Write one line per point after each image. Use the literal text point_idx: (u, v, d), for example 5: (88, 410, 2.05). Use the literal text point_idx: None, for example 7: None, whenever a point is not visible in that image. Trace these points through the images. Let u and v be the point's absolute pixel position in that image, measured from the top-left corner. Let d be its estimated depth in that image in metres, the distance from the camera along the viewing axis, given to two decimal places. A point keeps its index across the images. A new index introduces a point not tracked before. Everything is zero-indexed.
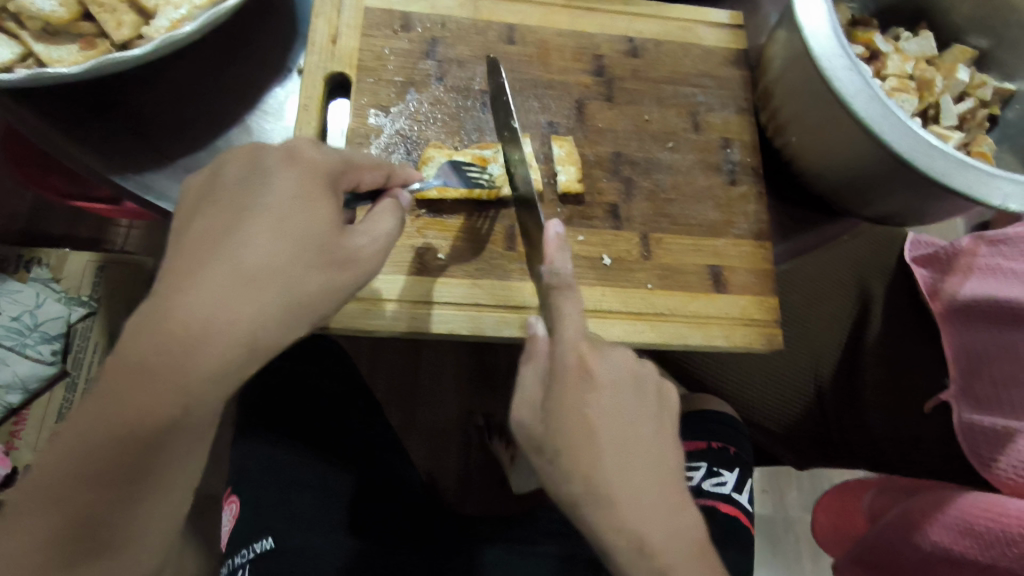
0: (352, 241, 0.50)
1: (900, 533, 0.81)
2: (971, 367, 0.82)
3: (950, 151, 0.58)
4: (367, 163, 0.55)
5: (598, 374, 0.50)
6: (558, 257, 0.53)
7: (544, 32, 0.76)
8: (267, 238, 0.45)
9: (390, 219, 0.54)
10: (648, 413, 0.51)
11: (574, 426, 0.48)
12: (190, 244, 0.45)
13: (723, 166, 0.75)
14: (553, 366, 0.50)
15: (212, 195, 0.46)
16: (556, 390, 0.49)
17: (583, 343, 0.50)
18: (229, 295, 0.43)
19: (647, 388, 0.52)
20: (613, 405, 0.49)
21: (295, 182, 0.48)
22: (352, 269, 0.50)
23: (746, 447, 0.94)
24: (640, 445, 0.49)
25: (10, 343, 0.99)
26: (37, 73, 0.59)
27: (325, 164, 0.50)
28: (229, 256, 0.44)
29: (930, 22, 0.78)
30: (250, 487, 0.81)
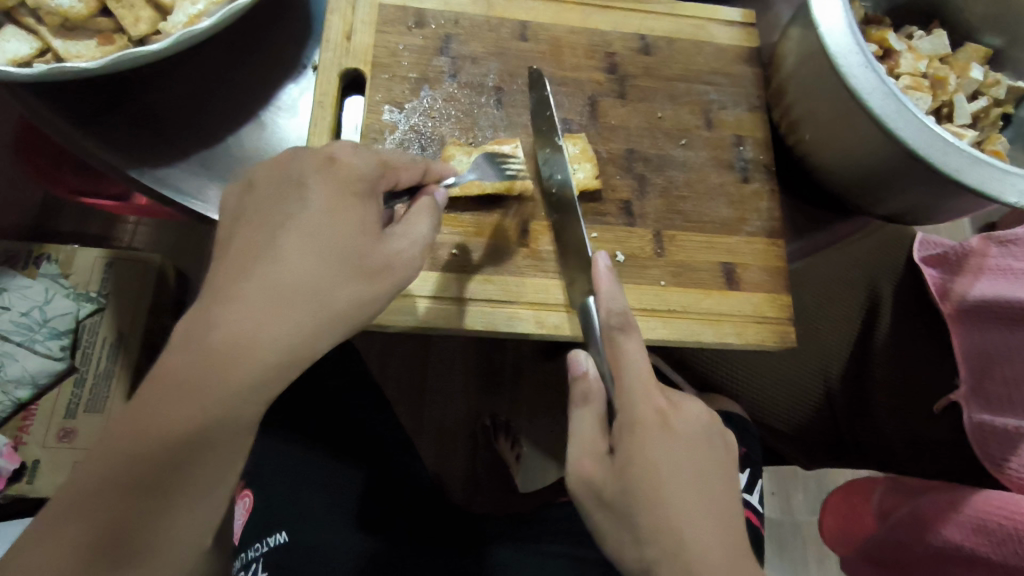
0: (388, 247, 0.50)
1: (912, 531, 0.83)
2: (982, 366, 0.81)
3: (965, 149, 0.58)
4: (402, 163, 0.55)
5: (677, 425, 0.52)
6: (612, 291, 0.58)
7: (557, 30, 0.76)
8: (299, 254, 0.46)
9: (426, 223, 0.54)
10: (721, 461, 0.53)
11: (648, 464, 0.49)
12: (231, 258, 0.46)
13: (736, 164, 0.75)
14: (629, 413, 0.52)
15: (245, 213, 0.49)
16: (634, 438, 0.50)
17: (662, 397, 0.52)
18: (266, 304, 0.44)
19: (720, 439, 0.54)
20: (688, 452, 0.51)
21: (326, 198, 0.48)
22: (385, 277, 0.50)
23: (755, 446, 0.97)
24: (711, 491, 0.50)
25: (19, 339, 1.00)
26: (55, 67, 0.60)
27: (359, 169, 0.51)
28: (265, 274, 0.45)
29: (943, 21, 0.78)
30: (262, 481, 0.82)
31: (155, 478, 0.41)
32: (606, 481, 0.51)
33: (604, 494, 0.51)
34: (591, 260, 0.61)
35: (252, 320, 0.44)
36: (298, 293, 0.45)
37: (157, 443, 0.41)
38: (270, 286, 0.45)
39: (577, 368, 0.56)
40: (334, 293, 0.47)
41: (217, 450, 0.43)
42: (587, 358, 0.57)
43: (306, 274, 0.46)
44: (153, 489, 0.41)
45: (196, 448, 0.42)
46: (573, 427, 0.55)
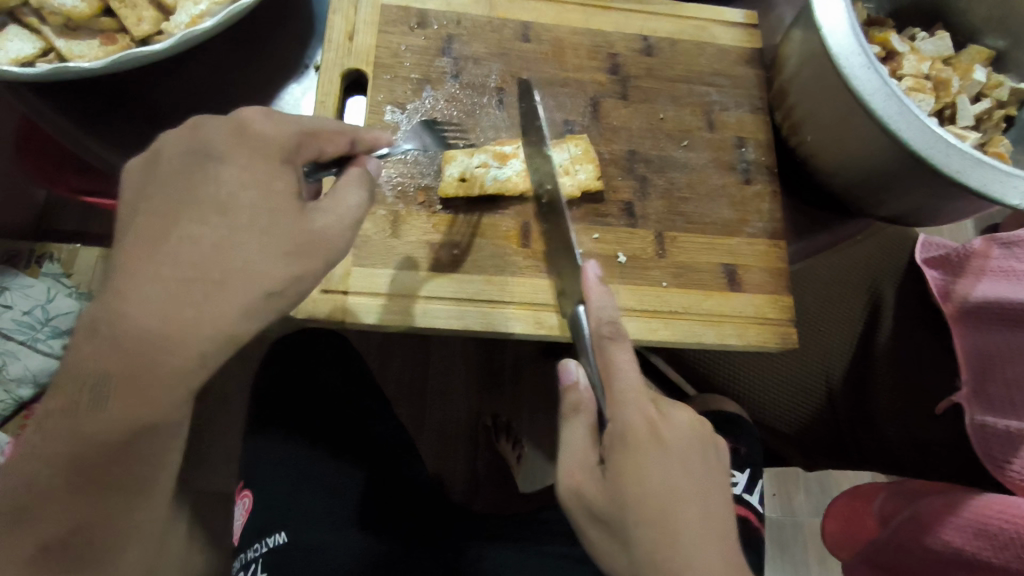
0: (316, 219, 0.49)
1: (912, 535, 0.83)
2: (983, 368, 0.81)
3: (967, 150, 0.57)
4: (328, 134, 0.53)
5: (670, 438, 0.51)
6: (603, 301, 0.58)
7: (559, 31, 0.76)
8: (224, 233, 0.46)
9: (359, 191, 0.52)
10: (715, 472, 0.52)
11: (643, 477, 0.49)
12: (155, 238, 0.46)
13: (738, 166, 0.75)
14: (621, 427, 0.51)
15: (156, 189, 0.47)
16: (627, 453, 0.50)
17: (652, 407, 0.52)
18: (206, 291, 0.45)
19: (712, 449, 0.53)
20: (683, 466, 0.50)
21: (243, 169, 0.48)
22: (318, 250, 0.49)
23: (757, 446, 0.97)
24: (709, 500, 0.50)
25: (21, 338, 1.00)
26: (57, 67, 0.60)
27: (276, 139, 0.49)
28: (187, 256, 0.45)
29: (946, 23, 0.78)
30: (260, 480, 0.82)
31: (138, 443, 0.48)
32: (599, 493, 0.51)
33: (596, 505, 0.51)
34: (581, 269, 0.61)
35: (192, 310, 0.45)
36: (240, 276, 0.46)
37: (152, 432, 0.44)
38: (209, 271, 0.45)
39: (568, 376, 0.56)
40: (268, 272, 0.47)
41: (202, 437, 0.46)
42: (578, 368, 0.56)
43: (242, 262, 0.46)
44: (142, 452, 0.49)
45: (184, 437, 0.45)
46: (564, 437, 0.55)
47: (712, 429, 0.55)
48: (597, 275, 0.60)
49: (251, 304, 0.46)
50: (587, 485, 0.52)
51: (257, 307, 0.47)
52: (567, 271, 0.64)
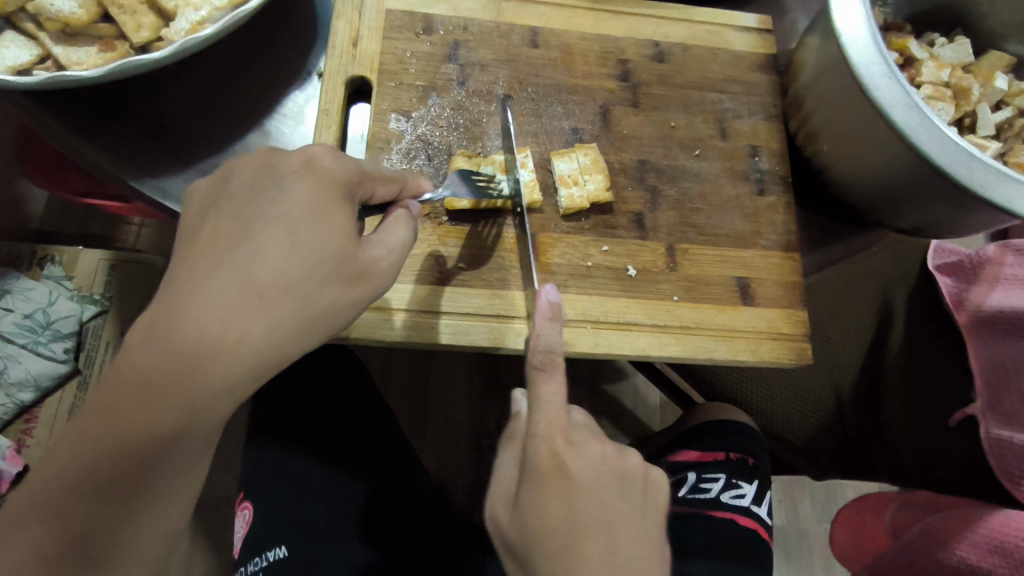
0: (369, 252, 0.49)
1: (925, 551, 0.81)
2: (999, 380, 0.80)
3: (992, 162, 0.55)
4: (382, 174, 0.53)
5: (576, 471, 0.48)
6: (547, 328, 0.57)
7: (569, 36, 0.74)
8: (276, 251, 0.45)
9: (405, 227, 0.52)
10: (632, 505, 0.49)
11: (546, 513, 0.46)
12: (205, 247, 0.44)
13: (751, 175, 0.74)
14: (528, 461, 0.49)
15: (218, 203, 0.46)
16: (536, 485, 0.47)
17: (560, 436, 0.49)
18: (234, 306, 0.43)
19: (630, 483, 0.50)
20: (588, 498, 0.47)
21: (309, 192, 0.46)
22: (366, 282, 0.49)
23: (766, 458, 0.93)
24: (624, 536, 0.46)
25: (22, 341, 0.99)
26: (54, 75, 0.59)
27: (340, 174, 0.49)
28: (237, 270, 0.44)
29: (965, 29, 0.76)
30: (261, 487, 0.81)
31: (114, 480, 0.43)
32: (511, 524, 0.47)
33: (510, 537, 0.47)
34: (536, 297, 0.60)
35: (222, 328, 0.43)
36: (276, 294, 0.44)
37: (141, 450, 0.43)
38: (245, 288, 0.43)
39: (514, 406, 0.56)
40: (310, 296, 0.46)
41: (188, 452, 0.45)
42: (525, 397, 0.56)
43: (284, 285, 0.45)
44: (111, 488, 0.44)
45: (171, 451, 0.44)
46: (497, 469, 0.53)
47: (635, 463, 0.51)
48: (550, 301, 0.59)
49: (279, 325, 0.44)
50: (504, 513, 0.49)
51: (278, 326, 0.44)
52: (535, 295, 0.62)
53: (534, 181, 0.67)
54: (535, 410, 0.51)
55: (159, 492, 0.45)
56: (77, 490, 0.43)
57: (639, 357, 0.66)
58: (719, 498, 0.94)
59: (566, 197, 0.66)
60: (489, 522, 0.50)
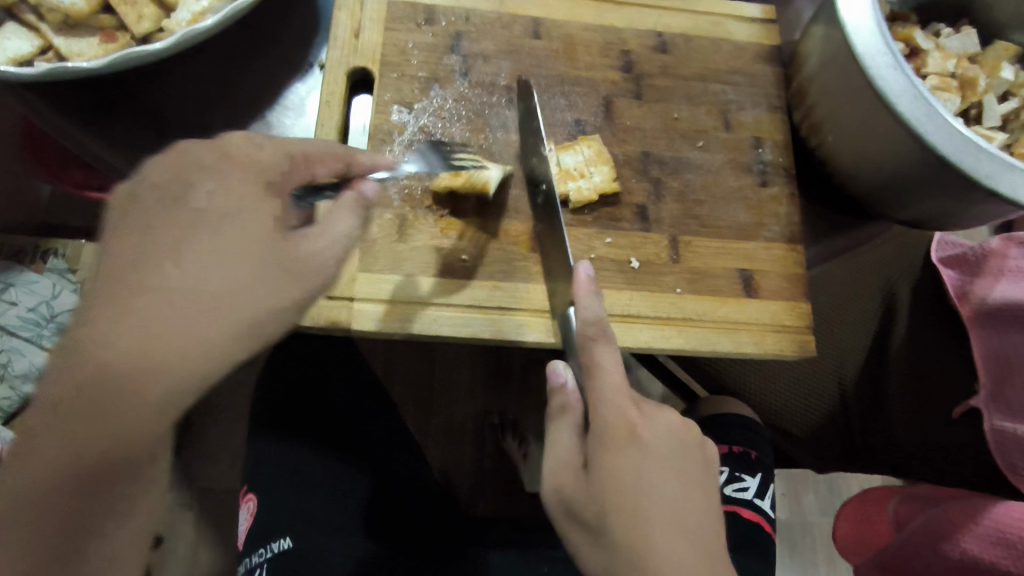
0: (303, 244, 0.46)
1: (928, 543, 0.81)
2: (1002, 373, 0.80)
3: (998, 153, 0.55)
4: (320, 157, 0.52)
5: (646, 436, 0.49)
6: (589, 302, 0.55)
7: (570, 27, 0.74)
8: (208, 253, 0.44)
9: (351, 218, 0.49)
10: (693, 473, 0.50)
11: (619, 474, 0.47)
12: (138, 252, 0.43)
13: (755, 166, 0.73)
14: (599, 425, 0.49)
15: (141, 208, 0.45)
16: (606, 450, 0.48)
17: (632, 405, 0.50)
18: (168, 312, 0.42)
19: (694, 451, 0.52)
20: (658, 465, 0.48)
21: (236, 188, 0.46)
22: (313, 276, 0.46)
23: (767, 450, 0.93)
24: (689, 495, 0.49)
25: (26, 334, 0.98)
26: (56, 66, 0.59)
27: (264, 161, 0.48)
28: (165, 276, 0.43)
29: (972, 19, 0.75)
30: (267, 481, 0.81)
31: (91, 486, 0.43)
32: (581, 492, 0.48)
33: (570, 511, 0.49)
34: (574, 268, 0.57)
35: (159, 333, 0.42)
36: (215, 296, 0.43)
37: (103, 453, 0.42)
38: (175, 292, 0.43)
39: (557, 379, 0.53)
40: (247, 295, 0.44)
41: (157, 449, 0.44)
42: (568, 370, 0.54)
43: (222, 286, 0.43)
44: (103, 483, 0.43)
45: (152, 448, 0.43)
46: (550, 437, 0.52)
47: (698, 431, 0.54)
48: (589, 276, 0.56)
49: (222, 325, 0.43)
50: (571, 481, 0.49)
51: (259, 322, 0.44)
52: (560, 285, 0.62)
53: (562, 172, 0.66)
54: (601, 380, 0.51)
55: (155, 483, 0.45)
56: (60, 484, 0.42)
57: (642, 349, 0.66)
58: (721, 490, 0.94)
59: (576, 188, 0.65)
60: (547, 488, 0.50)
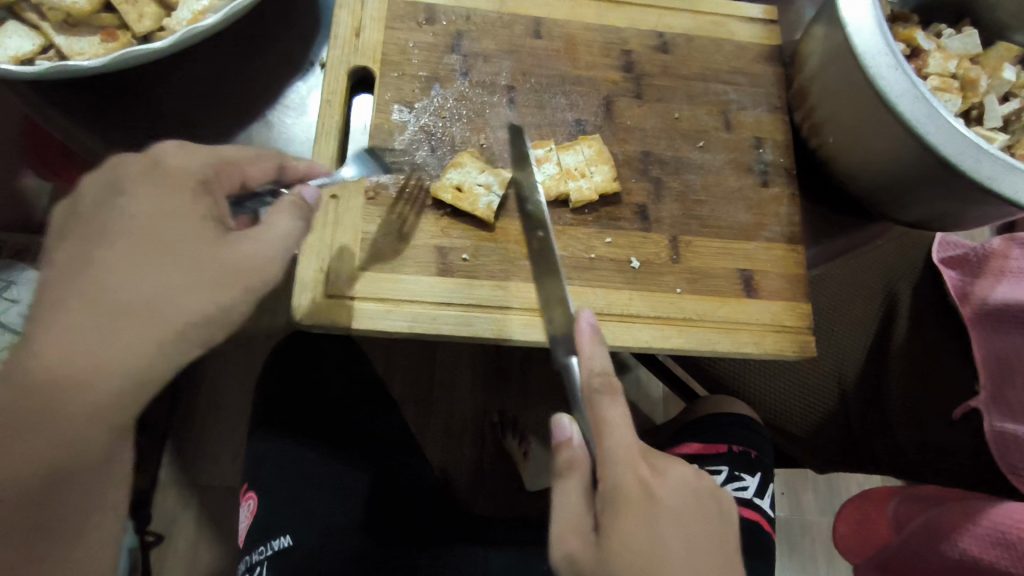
0: (237, 249, 0.46)
1: (927, 541, 0.82)
2: (1003, 374, 0.80)
3: (1001, 156, 0.55)
4: (251, 158, 0.52)
5: (660, 495, 0.49)
6: (595, 353, 0.55)
7: (571, 26, 0.74)
8: (129, 269, 0.44)
9: (288, 219, 0.49)
10: (710, 529, 0.50)
11: (634, 539, 0.47)
12: (64, 266, 0.44)
13: (755, 167, 0.73)
14: (611, 487, 0.49)
15: (73, 221, 0.46)
16: (618, 512, 0.48)
17: (642, 464, 0.50)
18: (86, 328, 0.43)
19: (710, 504, 0.51)
20: (673, 525, 0.48)
21: (160, 201, 0.45)
22: (239, 282, 0.46)
23: (768, 450, 0.93)
24: (703, 559, 0.49)
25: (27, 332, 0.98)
26: (56, 65, 0.59)
27: (187, 169, 0.47)
28: (88, 290, 0.43)
29: (974, 19, 0.75)
30: (264, 481, 0.81)
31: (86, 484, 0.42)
32: (594, 557, 0.48)
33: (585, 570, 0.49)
34: (575, 317, 0.58)
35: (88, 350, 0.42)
36: (147, 310, 0.44)
37: None
38: (96, 307, 0.43)
39: (562, 432, 0.53)
40: (170, 311, 0.44)
41: None
42: (572, 423, 0.54)
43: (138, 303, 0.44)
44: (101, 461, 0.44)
45: None
46: (559, 496, 0.53)
47: (713, 481, 0.53)
48: (592, 324, 0.57)
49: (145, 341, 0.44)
50: (582, 548, 0.49)
51: None
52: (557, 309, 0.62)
53: (560, 172, 0.66)
54: (605, 435, 0.51)
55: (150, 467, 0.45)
56: None
57: (642, 349, 0.66)
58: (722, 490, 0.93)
59: (576, 188, 0.65)
60: (561, 551, 0.51)
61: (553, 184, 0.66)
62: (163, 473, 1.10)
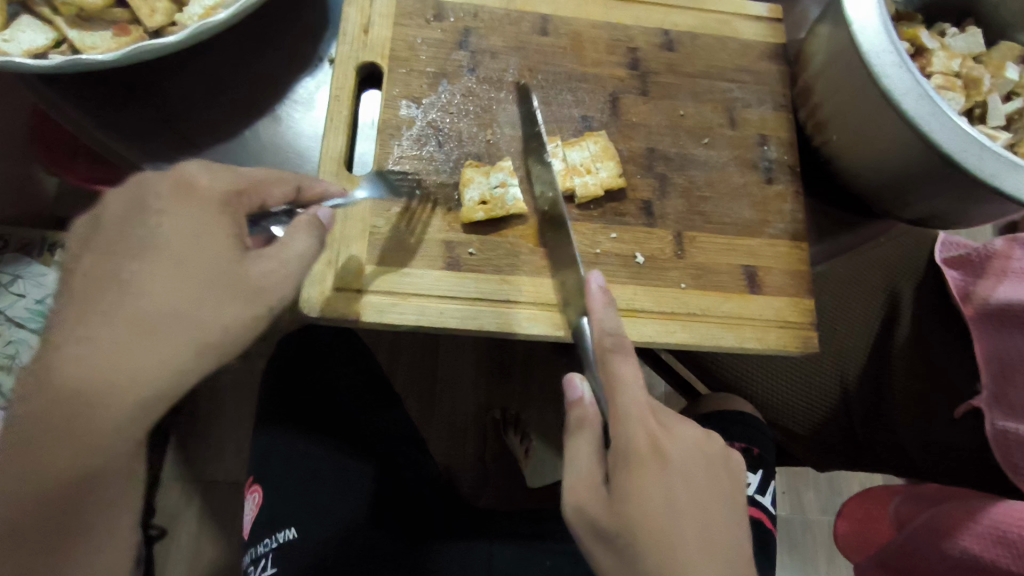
0: (258, 269, 0.46)
1: (929, 539, 0.82)
2: (1004, 373, 0.80)
3: (1004, 153, 0.55)
4: (273, 179, 0.52)
5: (671, 452, 0.50)
6: (606, 315, 0.56)
7: (579, 24, 0.75)
8: (156, 283, 0.44)
9: (308, 238, 0.49)
10: (717, 485, 0.52)
11: (648, 494, 0.48)
12: (86, 282, 0.44)
13: (760, 164, 0.74)
14: (622, 446, 0.50)
15: (97, 235, 0.46)
16: (630, 469, 0.49)
17: (654, 421, 0.51)
18: (115, 344, 0.43)
19: (717, 464, 0.53)
20: (683, 481, 0.49)
21: (187, 218, 0.45)
22: (262, 300, 0.46)
23: (770, 448, 0.92)
24: (709, 510, 0.50)
25: (34, 327, 0.96)
26: (70, 59, 0.60)
27: (216, 193, 0.47)
28: (114, 306, 0.43)
29: (978, 19, 0.75)
30: (278, 474, 0.82)
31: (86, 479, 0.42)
32: (606, 515, 0.48)
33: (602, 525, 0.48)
34: (585, 280, 0.58)
35: (108, 362, 0.43)
36: (166, 323, 0.44)
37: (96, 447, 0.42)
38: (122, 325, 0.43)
39: (574, 391, 0.54)
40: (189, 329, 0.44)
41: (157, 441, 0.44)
42: (584, 383, 0.55)
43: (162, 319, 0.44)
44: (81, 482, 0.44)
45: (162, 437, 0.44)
46: (568, 455, 0.52)
47: (720, 443, 0.55)
48: (602, 288, 0.58)
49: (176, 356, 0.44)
50: (594, 504, 0.49)
51: None
52: (571, 286, 0.62)
53: (566, 168, 0.67)
54: (620, 394, 0.52)
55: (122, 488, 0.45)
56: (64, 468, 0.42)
57: (646, 343, 0.66)
58: None
59: (582, 185, 0.66)
60: (570, 509, 0.50)
61: (558, 179, 0.66)
62: (167, 467, 1.11)
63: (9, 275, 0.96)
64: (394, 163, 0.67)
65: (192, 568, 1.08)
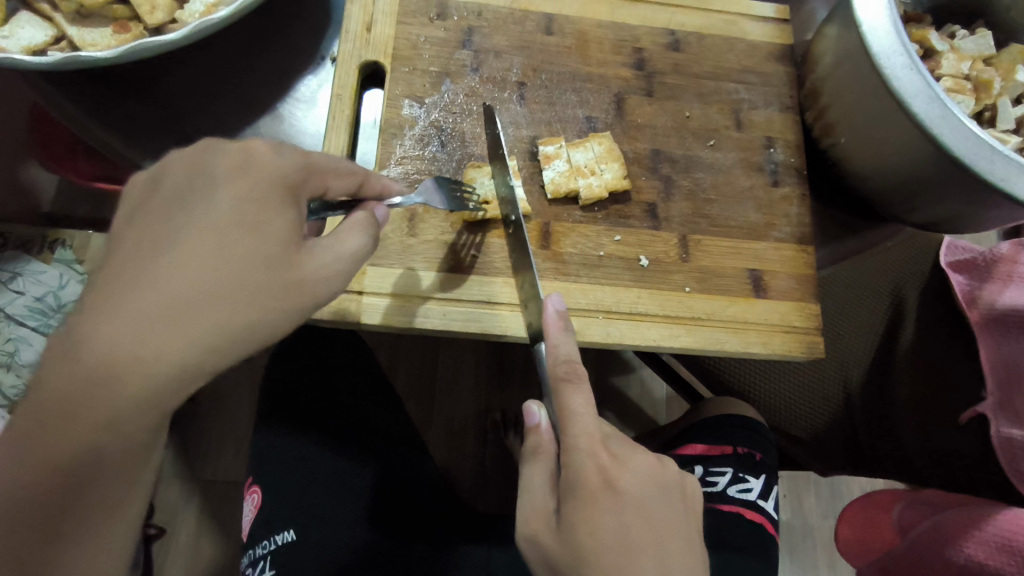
0: (312, 259, 0.46)
1: (933, 547, 0.81)
2: (1010, 378, 0.80)
3: (1013, 156, 0.55)
4: (336, 171, 0.51)
5: (622, 483, 0.49)
6: (561, 339, 0.54)
7: (584, 23, 0.74)
8: (196, 263, 0.41)
9: (361, 235, 0.50)
10: (678, 517, 0.50)
11: (597, 530, 0.47)
12: (123, 255, 0.41)
13: (766, 166, 0.73)
14: (573, 479, 0.49)
15: (147, 206, 0.43)
16: (581, 502, 0.48)
17: (604, 453, 0.49)
18: (147, 325, 0.39)
19: (675, 491, 0.51)
20: (638, 514, 0.48)
21: (246, 195, 0.44)
22: (302, 292, 0.45)
23: (772, 452, 0.91)
24: (665, 535, 0.48)
25: (33, 325, 0.92)
26: (70, 55, 0.59)
27: (281, 172, 0.46)
28: (153, 281, 0.40)
29: (987, 21, 0.74)
30: (270, 483, 0.80)
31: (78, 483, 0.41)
32: (561, 553, 0.48)
33: (556, 559, 0.48)
34: (544, 305, 0.56)
35: (136, 342, 0.39)
36: (204, 304, 0.41)
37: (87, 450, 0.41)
38: (155, 304, 0.40)
39: (530, 419, 0.54)
40: (228, 315, 0.41)
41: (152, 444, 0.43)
42: (541, 410, 0.54)
43: (195, 301, 0.41)
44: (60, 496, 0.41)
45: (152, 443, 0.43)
46: (525, 482, 0.53)
47: (676, 468, 0.53)
48: (559, 311, 0.55)
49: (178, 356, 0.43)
50: (548, 537, 0.49)
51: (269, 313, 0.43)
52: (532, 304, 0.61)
53: (570, 169, 0.66)
54: (569, 422, 0.51)
55: (112, 503, 0.43)
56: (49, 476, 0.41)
57: (649, 347, 0.66)
58: (723, 491, 0.92)
59: (585, 185, 0.65)
60: (525, 540, 0.51)
61: (561, 180, 0.66)
62: (165, 466, 1.10)
63: (9, 273, 0.94)
64: (396, 163, 0.66)
65: (189, 569, 1.07)
